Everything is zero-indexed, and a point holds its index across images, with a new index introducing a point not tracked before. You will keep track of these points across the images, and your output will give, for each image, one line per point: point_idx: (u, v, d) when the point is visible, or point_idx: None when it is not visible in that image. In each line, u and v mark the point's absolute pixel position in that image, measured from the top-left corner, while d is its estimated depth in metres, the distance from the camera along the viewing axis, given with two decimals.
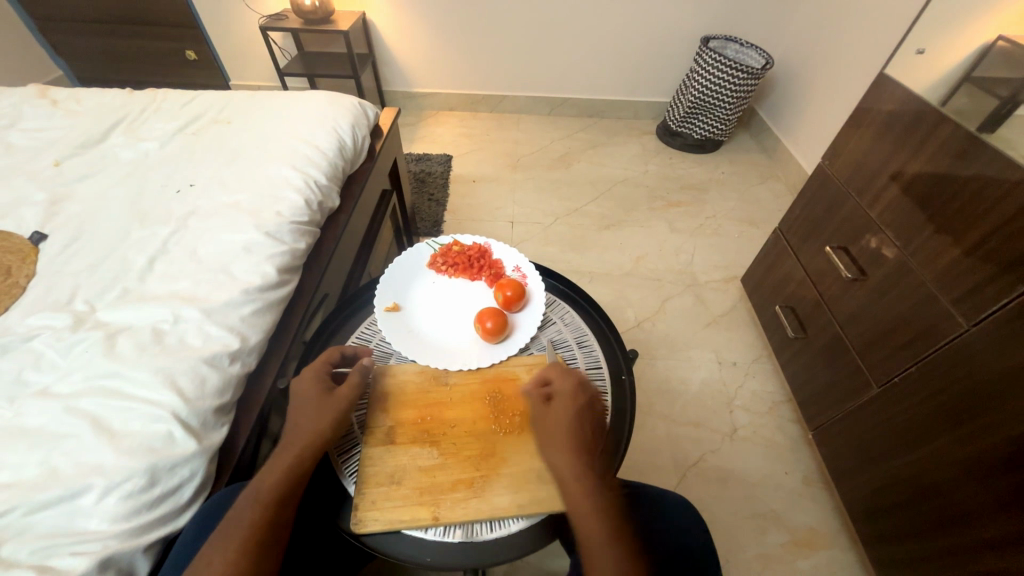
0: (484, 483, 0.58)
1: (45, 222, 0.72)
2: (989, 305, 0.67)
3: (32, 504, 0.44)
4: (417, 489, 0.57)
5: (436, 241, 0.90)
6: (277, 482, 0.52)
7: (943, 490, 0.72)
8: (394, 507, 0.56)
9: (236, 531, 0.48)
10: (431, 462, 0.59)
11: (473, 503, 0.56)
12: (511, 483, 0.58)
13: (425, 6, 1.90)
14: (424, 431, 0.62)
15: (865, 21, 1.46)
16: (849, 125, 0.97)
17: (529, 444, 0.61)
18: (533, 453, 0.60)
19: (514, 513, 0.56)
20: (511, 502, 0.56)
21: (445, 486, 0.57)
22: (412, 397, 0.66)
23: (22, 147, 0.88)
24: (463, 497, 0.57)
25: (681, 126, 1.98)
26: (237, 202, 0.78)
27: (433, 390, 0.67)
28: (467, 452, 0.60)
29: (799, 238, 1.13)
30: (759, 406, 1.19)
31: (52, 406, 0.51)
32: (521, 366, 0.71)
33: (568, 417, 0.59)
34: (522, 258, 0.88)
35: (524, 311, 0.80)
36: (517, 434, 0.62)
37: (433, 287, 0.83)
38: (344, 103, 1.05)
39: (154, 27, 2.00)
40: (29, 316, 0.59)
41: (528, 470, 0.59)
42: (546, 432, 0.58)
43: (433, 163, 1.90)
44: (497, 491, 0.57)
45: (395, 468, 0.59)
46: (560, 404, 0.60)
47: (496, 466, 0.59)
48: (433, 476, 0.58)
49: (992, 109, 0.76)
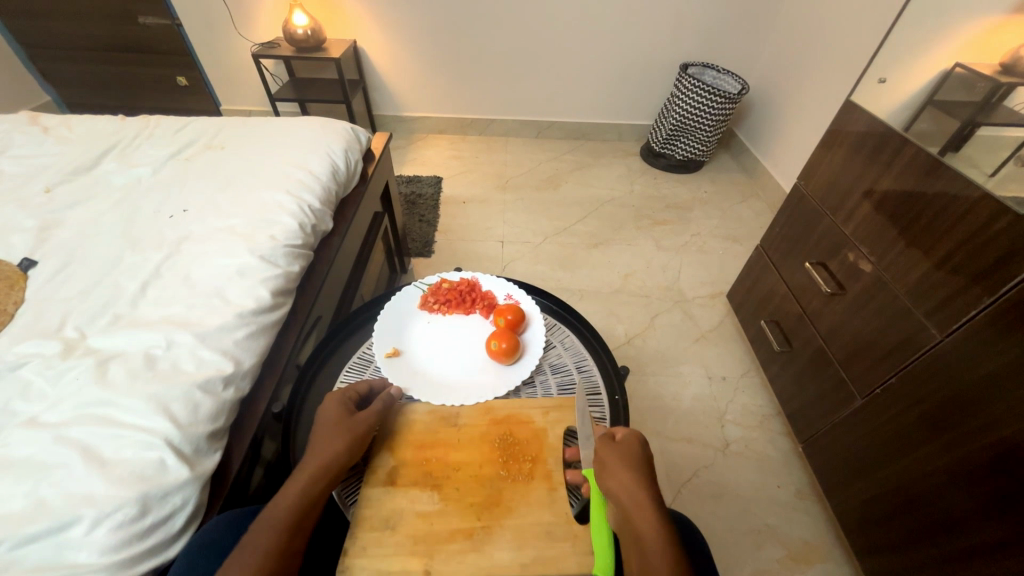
0: (485, 535, 0.55)
1: (35, 249, 0.72)
2: (960, 316, 0.70)
3: (21, 536, 0.43)
4: (413, 537, 0.54)
5: (423, 281, 0.90)
6: (293, 503, 0.52)
7: (930, 498, 0.74)
8: (386, 553, 0.53)
9: (252, 554, 0.46)
10: (431, 508, 0.57)
11: (471, 556, 0.53)
12: (513, 536, 0.55)
13: (415, 34, 1.96)
14: (428, 473, 0.61)
15: (832, 48, 1.55)
16: (822, 148, 1.02)
17: (539, 493, 0.59)
18: (543, 503, 0.58)
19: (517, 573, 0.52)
20: (514, 560, 0.53)
21: (442, 536, 0.54)
22: (420, 438, 0.65)
23: (11, 174, 0.88)
24: (460, 549, 0.53)
25: (664, 148, 2.05)
26: (231, 226, 0.79)
27: (442, 431, 0.65)
28: (470, 500, 0.58)
29: (780, 255, 1.17)
30: (750, 420, 1.21)
31: (40, 436, 0.50)
32: (536, 407, 0.68)
33: (632, 453, 0.57)
34: (510, 285, 0.90)
35: (525, 333, 0.82)
36: (526, 481, 0.60)
37: (430, 327, 0.83)
38: (336, 128, 1.08)
39: (146, 54, 2.03)
40: (17, 343, 0.59)
41: (535, 523, 0.56)
42: (612, 462, 0.56)
43: (423, 185, 1.93)
44: (498, 546, 0.54)
45: (393, 510, 0.57)
46: (621, 444, 0.58)
47: (500, 515, 0.56)
48: (430, 524, 0.55)
49: (954, 130, 0.81)
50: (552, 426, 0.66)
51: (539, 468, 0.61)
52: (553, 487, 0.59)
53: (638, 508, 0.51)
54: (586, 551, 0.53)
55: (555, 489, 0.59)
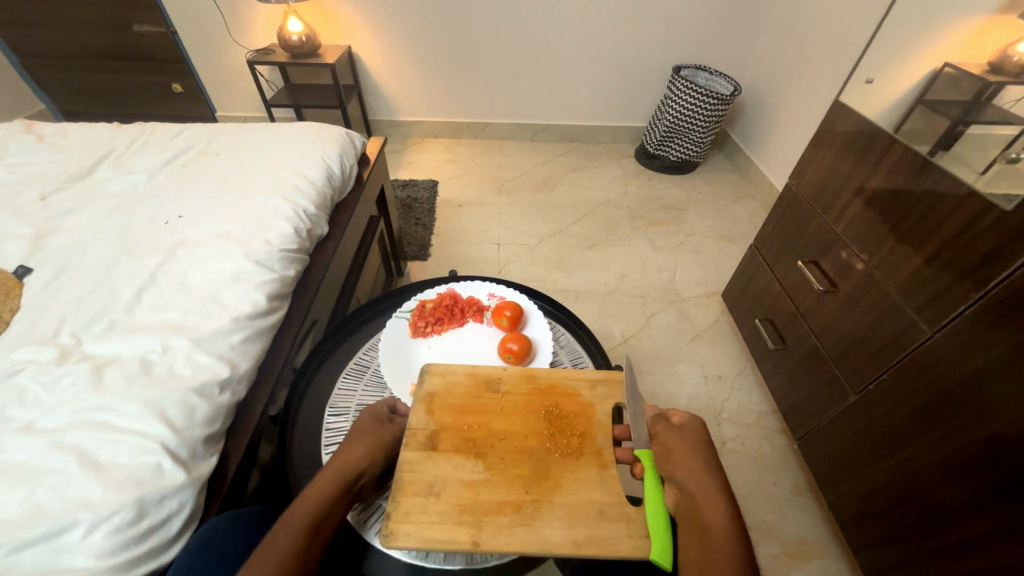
0: (533, 509, 0.51)
1: (30, 256, 0.72)
2: (949, 312, 0.71)
3: (17, 542, 0.43)
4: (461, 509, 0.51)
5: (403, 309, 0.84)
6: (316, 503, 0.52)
7: (923, 492, 0.74)
8: (429, 527, 0.50)
9: (285, 542, 0.47)
10: (476, 477, 0.54)
11: (520, 530, 0.50)
12: (563, 513, 0.51)
13: (409, 39, 1.97)
14: (471, 438, 0.58)
15: (822, 49, 1.56)
16: (813, 148, 1.03)
17: (588, 471, 0.55)
18: (592, 481, 0.54)
19: (569, 551, 0.48)
20: (565, 537, 0.49)
21: (489, 507, 0.51)
22: (459, 403, 0.62)
23: (5, 182, 0.88)
24: (509, 522, 0.50)
25: (658, 149, 2.06)
26: (227, 231, 0.79)
27: (483, 397, 0.63)
28: (516, 472, 0.54)
29: (773, 254, 1.18)
30: (746, 418, 1.21)
31: (36, 441, 0.50)
32: (582, 381, 0.66)
33: (696, 442, 0.55)
34: (484, 285, 0.90)
35: (525, 326, 0.84)
36: (574, 457, 0.56)
37: (433, 352, 0.79)
38: (331, 133, 1.08)
39: (141, 61, 2.03)
40: (13, 350, 0.59)
41: (586, 502, 0.52)
42: (675, 449, 0.54)
43: (419, 189, 1.93)
44: (548, 523, 0.50)
45: (438, 478, 0.54)
46: (690, 434, 0.56)
47: (550, 489, 0.53)
48: (476, 494, 0.52)
49: (943, 129, 0.82)
50: (600, 401, 0.63)
51: (587, 444, 0.58)
52: (604, 465, 0.56)
53: (707, 498, 0.49)
54: (639, 533, 0.50)
55: (605, 468, 0.56)
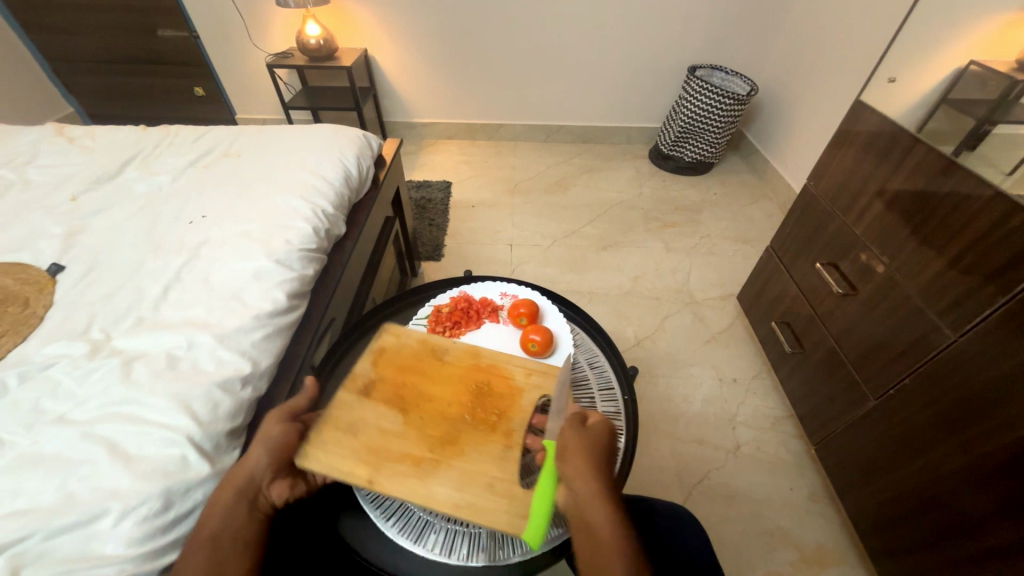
0: (432, 467, 0.55)
1: (62, 254, 0.75)
2: (973, 316, 0.70)
3: (52, 529, 0.45)
4: (369, 454, 0.56)
5: (418, 316, 0.84)
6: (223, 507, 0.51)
7: (945, 500, 0.73)
8: (335, 464, 0.54)
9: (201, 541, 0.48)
10: (392, 428, 0.58)
11: (414, 482, 0.54)
12: (459, 476, 0.55)
13: (425, 42, 2.00)
14: (400, 395, 0.61)
15: (842, 48, 1.54)
16: (832, 148, 1.02)
17: (494, 447, 0.57)
18: (495, 457, 0.57)
19: (447, 510, 0.52)
20: (449, 498, 0.53)
21: (393, 455, 0.56)
22: (405, 361, 0.66)
23: (39, 183, 0.91)
24: (406, 472, 0.55)
25: (673, 150, 2.05)
26: (248, 231, 0.81)
27: (427, 361, 0.66)
28: (430, 431, 0.58)
29: (791, 256, 1.16)
30: (761, 422, 1.20)
31: (69, 433, 0.52)
32: (522, 366, 0.66)
33: (595, 447, 0.53)
34: (495, 286, 0.90)
35: (543, 320, 0.85)
36: (486, 432, 0.59)
37: None
38: (349, 135, 1.10)
39: (165, 65, 2.09)
40: (48, 344, 0.61)
41: (480, 473, 0.55)
42: (573, 454, 0.52)
43: (433, 190, 1.95)
44: (441, 482, 0.54)
45: (359, 419, 0.58)
46: (589, 434, 0.54)
47: (454, 452, 0.57)
48: (387, 442, 0.57)
49: (969, 128, 0.80)
50: (530, 389, 0.63)
51: (504, 424, 0.60)
52: (511, 445, 0.58)
53: (595, 510, 0.49)
54: (518, 514, 0.52)
55: (511, 448, 0.57)
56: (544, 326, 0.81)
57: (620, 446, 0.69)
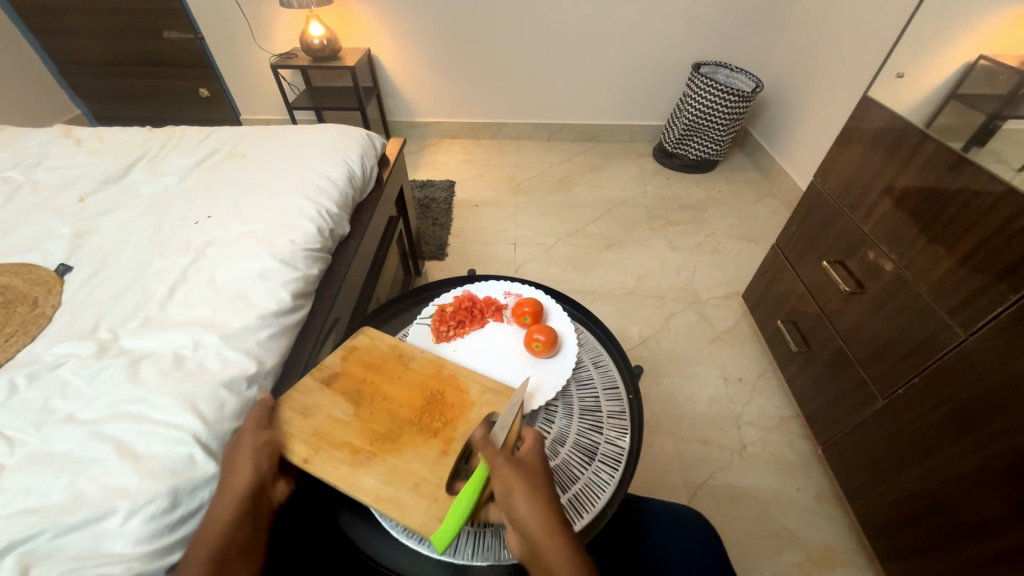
0: (367, 458, 0.58)
1: (70, 255, 0.76)
2: (984, 314, 0.69)
3: (61, 527, 0.45)
4: (313, 437, 0.59)
5: (423, 315, 0.84)
6: (226, 519, 0.49)
7: (956, 501, 0.72)
8: (287, 441, 0.59)
9: (202, 553, 0.46)
10: (341, 417, 0.62)
11: (346, 470, 0.57)
12: (388, 471, 0.57)
13: (428, 41, 1.99)
14: (359, 390, 0.65)
15: (849, 43, 1.52)
16: (839, 145, 1.01)
17: (430, 451, 0.59)
18: (428, 460, 0.58)
19: (368, 498, 0.55)
20: (373, 488, 0.55)
21: (335, 442, 0.59)
22: (373, 361, 0.69)
23: (47, 184, 0.92)
24: (342, 459, 0.58)
25: (677, 148, 2.04)
26: (253, 231, 0.81)
27: (392, 365, 0.69)
28: (375, 426, 0.61)
29: (797, 254, 1.15)
30: (767, 421, 1.19)
31: (78, 432, 0.52)
32: (479, 383, 0.68)
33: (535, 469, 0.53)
34: (498, 286, 0.91)
35: (547, 318, 0.85)
36: (427, 436, 0.60)
37: (459, 354, 0.78)
38: (352, 134, 1.10)
39: (170, 67, 2.10)
40: (56, 344, 0.62)
41: (410, 472, 0.57)
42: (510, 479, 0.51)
43: (437, 189, 1.95)
44: (371, 473, 0.57)
45: (314, 405, 0.63)
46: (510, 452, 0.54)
47: (392, 449, 0.59)
48: (333, 429, 0.60)
49: (978, 124, 0.79)
50: (481, 405, 0.64)
51: (446, 431, 0.61)
52: (447, 452, 0.59)
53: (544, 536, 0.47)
54: (436, 516, 0.54)
55: (447, 455, 0.59)
56: (548, 325, 0.81)
57: (625, 445, 0.69)
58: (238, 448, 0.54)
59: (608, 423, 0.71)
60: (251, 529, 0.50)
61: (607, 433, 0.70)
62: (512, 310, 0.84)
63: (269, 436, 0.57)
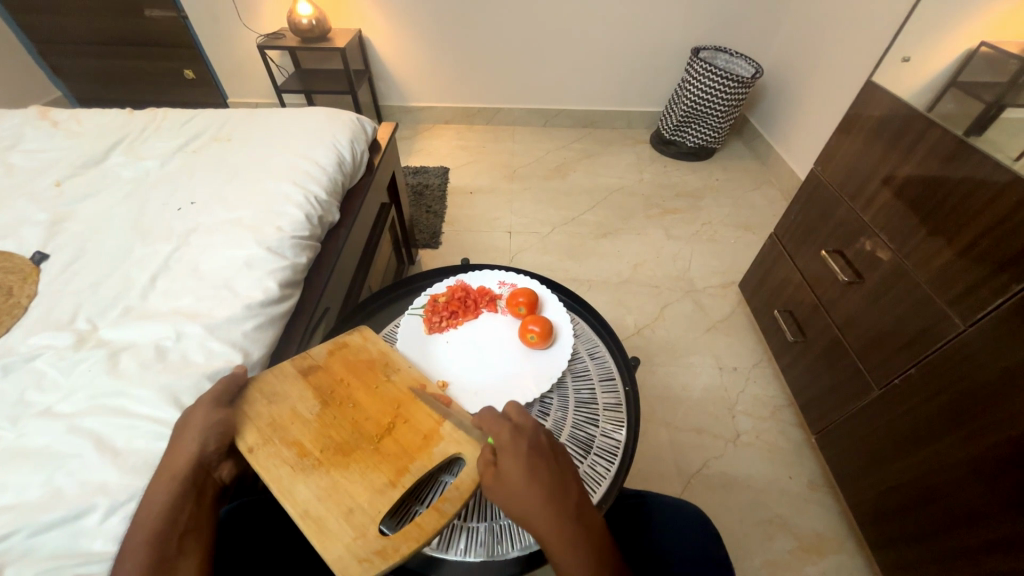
0: (312, 465, 0.54)
1: (46, 242, 0.72)
2: (984, 306, 0.68)
3: (36, 525, 0.44)
4: (268, 426, 0.56)
5: (415, 306, 0.82)
6: (169, 500, 0.48)
7: (949, 491, 0.72)
8: (241, 423, 0.56)
9: (143, 537, 0.45)
10: (305, 415, 0.58)
11: (284, 471, 0.53)
12: (327, 487, 0.52)
13: (420, 22, 1.93)
14: (332, 392, 0.61)
15: (850, 28, 1.49)
16: (840, 132, 0.99)
17: (376, 479, 0.54)
18: (371, 488, 0.53)
19: (295, 510, 0.50)
20: (306, 499, 0.51)
21: (286, 439, 0.56)
22: (356, 366, 0.65)
23: (22, 168, 0.88)
24: (286, 459, 0.54)
25: (674, 135, 2.01)
26: (238, 218, 0.78)
27: (372, 374, 0.64)
28: (333, 433, 0.57)
29: (795, 243, 1.14)
30: (761, 410, 1.19)
31: (54, 426, 0.50)
32: (456, 414, 0.61)
33: (522, 469, 0.51)
34: (493, 276, 0.88)
35: (542, 309, 0.83)
36: (381, 459, 0.55)
37: (452, 346, 0.77)
38: (342, 118, 1.07)
39: (154, 47, 2.03)
40: (31, 334, 0.59)
41: (348, 494, 0.52)
42: (503, 484, 0.51)
43: (430, 176, 1.92)
44: (308, 483, 0.53)
45: (284, 393, 0.60)
46: (514, 446, 0.53)
47: (340, 463, 0.54)
48: (290, 426, 0.57)
49: (979, 112, 0.77)
50: (449, 439, 0.58)
51: (404, 458, 0.56)
52: (395, 484, 0.53)
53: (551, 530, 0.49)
54: (360, 551, 0.48)
55: (393, 487, 0.53)
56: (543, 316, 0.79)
57: (620, 438, 0.68)
58: (178, 428, 0.51)
59: (604, 416, 0.70)
60: (194, 507, 0.49)
61: (603, 426, 0.69)
62: (506, 300, 0.83)
63: (223, 416, 0.54)
